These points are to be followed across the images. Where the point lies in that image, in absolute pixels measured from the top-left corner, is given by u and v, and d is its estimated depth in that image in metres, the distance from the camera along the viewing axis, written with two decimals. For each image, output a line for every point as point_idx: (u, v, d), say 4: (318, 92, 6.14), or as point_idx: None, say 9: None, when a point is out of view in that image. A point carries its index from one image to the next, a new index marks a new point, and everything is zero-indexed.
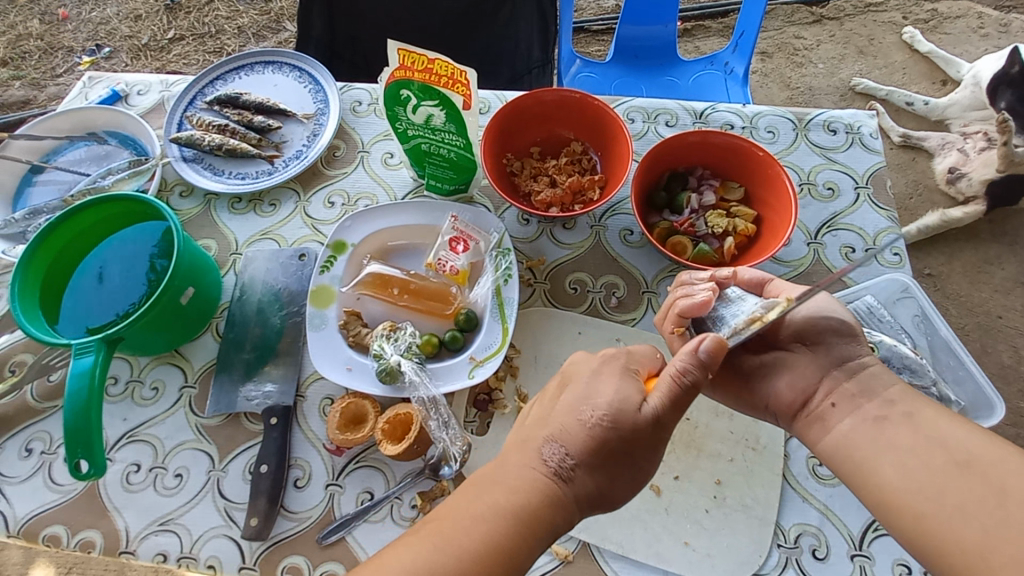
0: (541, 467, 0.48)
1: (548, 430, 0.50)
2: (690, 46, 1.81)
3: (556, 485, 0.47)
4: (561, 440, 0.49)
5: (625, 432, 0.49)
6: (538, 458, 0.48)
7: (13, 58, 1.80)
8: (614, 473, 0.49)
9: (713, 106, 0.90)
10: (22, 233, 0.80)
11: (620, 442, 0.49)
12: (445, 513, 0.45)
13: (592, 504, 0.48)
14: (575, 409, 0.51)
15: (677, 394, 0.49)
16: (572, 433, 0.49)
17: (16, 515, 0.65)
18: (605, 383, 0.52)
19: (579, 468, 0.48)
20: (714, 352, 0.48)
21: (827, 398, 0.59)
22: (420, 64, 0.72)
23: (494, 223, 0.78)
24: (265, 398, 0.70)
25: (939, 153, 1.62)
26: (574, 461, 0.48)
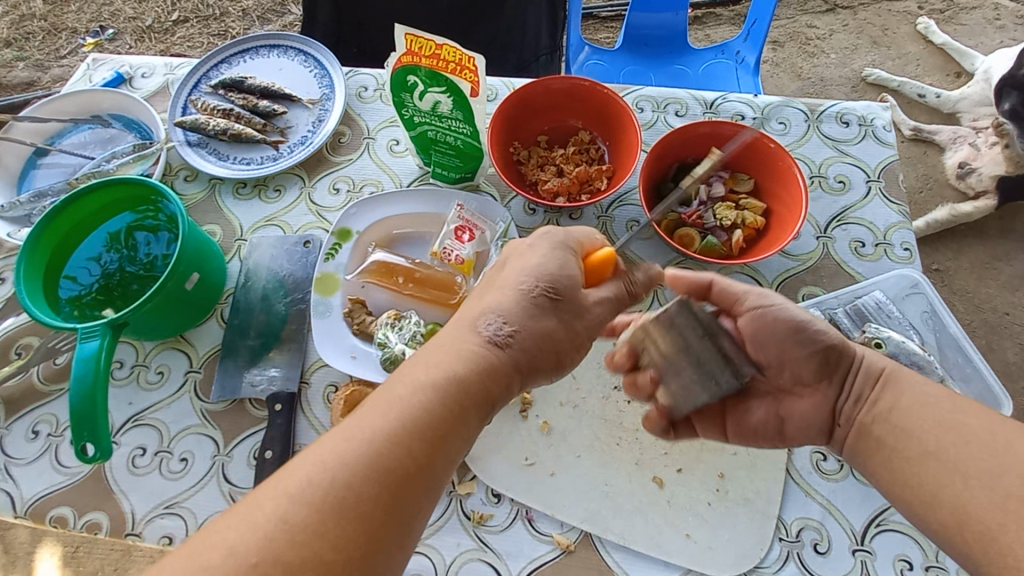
0: (479, 339, 0.49)
1: (481, 305, 0.51)
2: (700, 34, 1.78)
3: (492, 350, 0.49)
4: (497, 311, 0.50)
5: (566, 295, 0.52)
6: (477, 332, 0.50)
7: (17, 39, 1.79)
8: (551, 333, 0.51)
9: (725, 96, 0.89)
10: (27, 215, 0.80)
11: (558, 303, 0.52)
12: (400, 385, 0.45)
13: (535, 361, 0.51)
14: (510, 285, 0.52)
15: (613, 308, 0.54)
16: (512, 304, 0.50)
17: (24, 496, 0.66)
18: (540, 254, 0.53)
19: (520, 331, 0.50)
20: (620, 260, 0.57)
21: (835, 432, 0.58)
22: (428, 49, 0.71)
23: (500, 212, 0.77)
24: (269, 384, 0.70)
25: (950, 147, 1.59)
26: (516, 329, 0.50)
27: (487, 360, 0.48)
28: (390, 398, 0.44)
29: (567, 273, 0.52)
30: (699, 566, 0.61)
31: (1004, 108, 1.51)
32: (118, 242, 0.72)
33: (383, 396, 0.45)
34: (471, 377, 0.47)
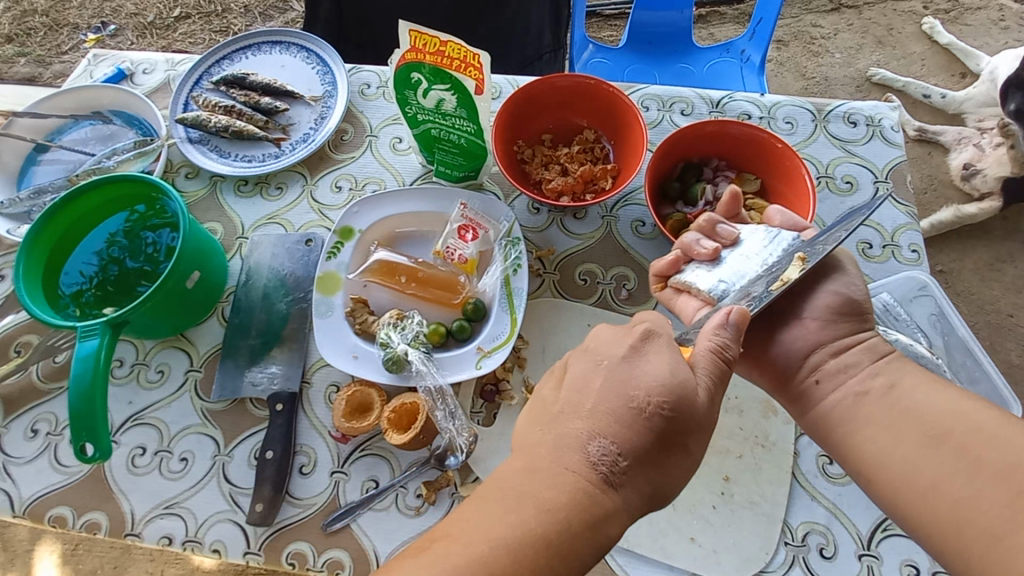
0: (587, 469, 0.42)
1: (590, 421, 0.45)
2: (705, 32, 1.77)
3: (603, 490, 0.42)
4: (606, 433, 0.44)
5: (683, 418, 0.45)
6: (583, 457, 0.43)
7: (19, 34, 1.78)
8: (667, 468, 0.45)
9: (731, 95, 0.88)
10: (27, 212, 0.80)
11: (676, 431, 0.45)
12: (488, 510, 0.40)
13: (647, 503, 0.44)
14: (616, 388, 0.46)
15: (712, 368, 0.48)
16: (623, 425, 0.44)
17: (22, 495, 0.66)
18: (654, 360, 0.47)
19: (631, 467, 0.43)
20: (741, 323, 0.50)
21: (814, 374, 0.60)
22: (432, 46, 0.70)
23: (503, 211, 0.76)
24: (270, 382, 0.69)
25: (954, 148, 1.58)
26: (626, 462, 0.43)
27: (596, 504, 0.41)
28: (479, 529, 0.39)
29: (683, 385, 0.45)
30: (702, 570, 0.61)
31: (1010, 108, 1.50)
32: (118, 239, 0.72)
33: (473, 526, 0.39)
34: (576, 519, 0.40)
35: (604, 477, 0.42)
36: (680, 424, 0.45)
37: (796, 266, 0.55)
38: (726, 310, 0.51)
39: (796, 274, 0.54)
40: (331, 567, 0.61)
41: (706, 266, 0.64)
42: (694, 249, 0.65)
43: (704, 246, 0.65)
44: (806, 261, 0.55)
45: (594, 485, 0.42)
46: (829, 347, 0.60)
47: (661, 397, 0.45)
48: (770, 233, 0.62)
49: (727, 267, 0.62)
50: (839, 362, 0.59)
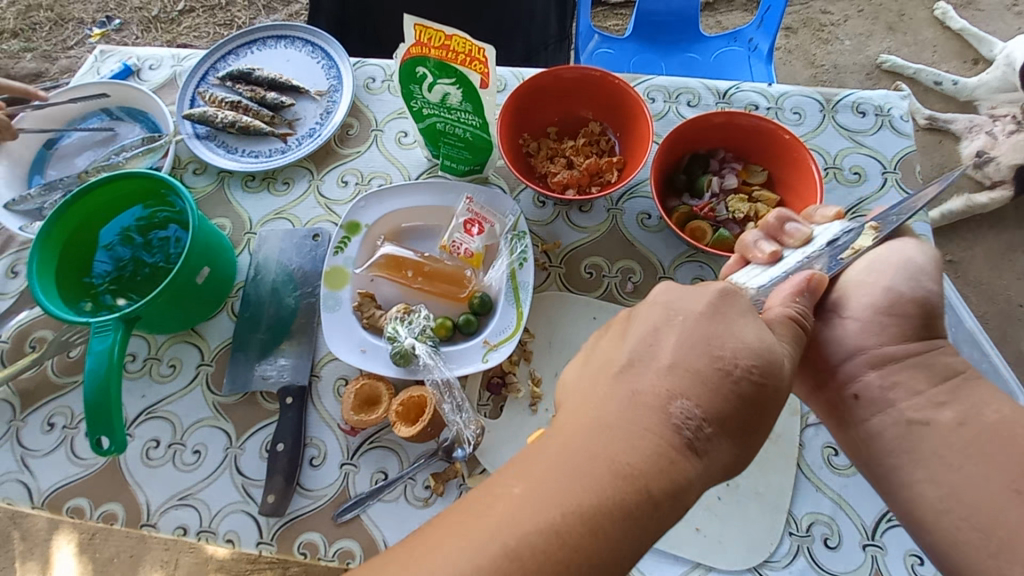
0: (672, 431, 0.40)
1: (668, 380, 0.43)
2: (711, 20, 1.75)
3: (685, 455, 0.40)
4: (689, 394, 0.42)
5: (771, 385, 0.43)
6: (665, 418, 0.41)
7: (23, 30, 1.78)
8: (749, 441, 0.43)
9: (738, 85, 0.87)
10: (38, 209, 0.81)
11: (762, 399, 0.43)
12: None
13: None
14: (699, 347, 0.44)
15: (792, 328, 0.48)
16: (710, 387, 0.42)
17: (41, 487, 0.67)
18: (740, 325, 0.45)
19: (716, 434, 0.41)
20: (818, 288, 0.53)
21: (878, 369, 0.59)
22: (437, 40, 0.70)
23: (509, 205, 0.76)
24: (280, 375, 0.70)
25: (966, 136, 1.55)
26: (711, 428, 0.41)
27: (679, 472, 0.39)
28: None
29: (771, 353, 0.44)
30: (707, 559, 0.61)
31: None
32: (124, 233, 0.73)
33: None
34: (657, 487, 0.38)
35: (688, 440, 0.40)
36: (768, 391, 0.43)
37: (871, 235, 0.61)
38: (807, 273, 0.54)
39: (869, 243, 0.60)
40: (342, 556, 0.62)
41: (763, 267, 0.62)
42: (753, 250, 0.64)
43: (763, 248, 0.63)
44: (855, 254, 0.60)
45: (676, 447, 0.40)
46: (896, 336, 0.59)
47: (751, 359, 0.43)
48: (841, 228, 0.62)
49: (788, 265, 0.61)
50: (884, 374, 0.59)
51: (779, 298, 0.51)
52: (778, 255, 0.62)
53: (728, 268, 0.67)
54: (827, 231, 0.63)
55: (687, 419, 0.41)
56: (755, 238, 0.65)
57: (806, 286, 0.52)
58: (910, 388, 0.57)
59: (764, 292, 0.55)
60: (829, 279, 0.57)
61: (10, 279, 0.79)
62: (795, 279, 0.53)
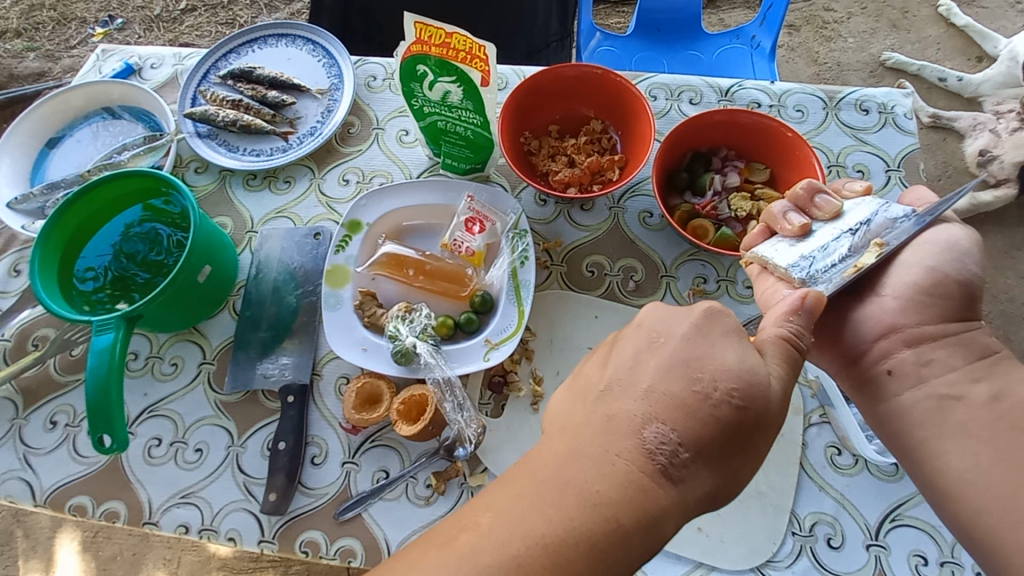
0: (645, 459, 0.40)
1: (645, 405, 0.43)
2: (714, 18, 1.74)
3: (660, 483, 0.40)
4: (665, 419, 0.42)
5: (755, 411, 0.43)
6: (638, 444, 0.41)
7: (26, 29, 1.78)
8: (733, 469, 0.43)
9: (740, 83, 0.87)
10: (40, 208, 0.81)
11: (745, 425, 0.42)
12: (503, 490, 0.40)
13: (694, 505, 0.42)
14: (678, 370, 0.44)
15: (781, 349, 0.47)
16: (686, 414, 0.42)
17: (43, 485, 0.67)
18: (721, 346, 0.45)
19: (694, 460, 0.41)
20: (815, 309, 0.50)
21: (884, 363, 0.60)
22: (437, 38, 0.70)
23: (511, 203, 0.76)
24: (281, 374, 0.70)
25: (970, 134, 1.54)
26: (687, 454, 0.41)
27: (650, 501, 0.39)
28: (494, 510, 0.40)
29: (754, 375, 0.44)
30: (708, 558, 0.61)
31: None
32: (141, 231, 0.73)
33: (495, 506, 0.39)
34: (626, 516, 0.38)
35: (663, 468, 0.41)
36: (753, 419, 0.43)
37: (875, 253, 0.57)
38: (800, 293, 0.51)
39: (871, 262, 0.56)
40: (343, 555, 0.62)
41: (791, 241, 0.63)
42: (781, 222, 0.64)
43: (792, 220, 0.63)
44: (881, 248, 0.57)
45: (651, 474, 0.40)
46: (905, 336, 0.59)
47: (732, 382, 0.43)
48: (876, 205, 0.61)
49: (816, 241, 0.61)
50: (916, 354, 0.59)
51: (771, 318, 0.50)
52: (807, 229, 0.62)
53: (753, 238, 0.67)
54: (859, 205, 0.62)
55: (663, 449, 0.41)
56: (783, 208, 0.65)
57: (800, 305, 0.50)
58: (927, 374, 0.58)
59: (810, 271, 0.58)
60: (852, 268, 0.57)
61: (12, 278, 0.79)
62: (787, 299, 0.51)
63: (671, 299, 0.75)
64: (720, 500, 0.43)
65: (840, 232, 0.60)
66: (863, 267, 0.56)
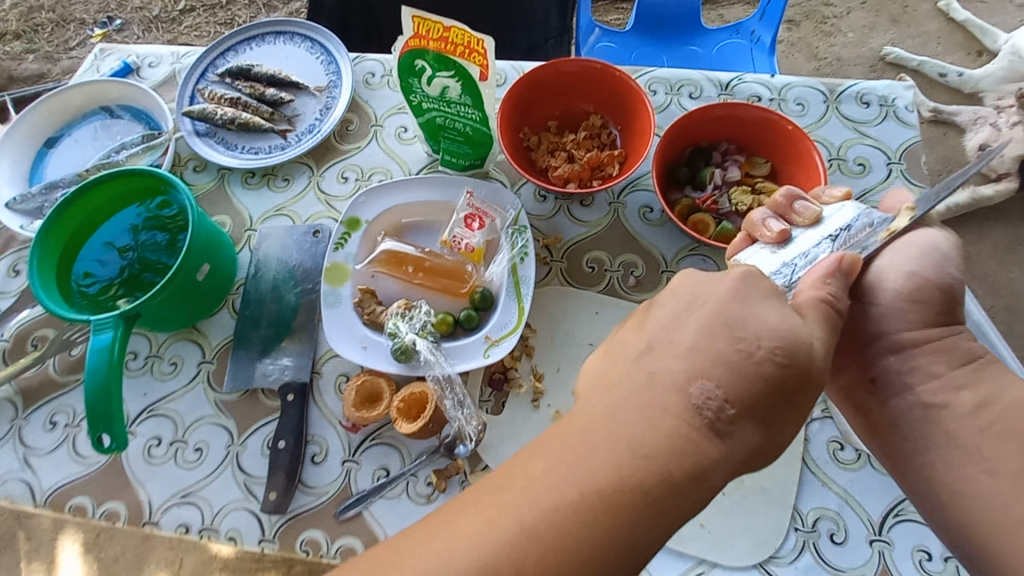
0: (690, 414, 0.39)
1: (688, 361, 0.42)
2: (713, 14, 1.73)
3: (707, 437, 0.39)
4: (710, 374, 0.41)
5: (799, 368, 0.41)
6: (685, 400, 0.40)
7: (25, 31, 1.78)
8: (779, 424, 0.42)
9: (740, 77, 0.86)
10: (39, 208, 0.80)
11: (789, 381, 0.41)
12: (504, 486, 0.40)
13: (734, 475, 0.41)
14: (719, 330, 0.42)
15: (823, 311, 0.46)
16: (733, 369, 0.41)
17: (43, 486, 0.67)
18: (762, 306, 0.43)
19: (740, 416, 0.40)
20: (852, 267, 0.51)
21: (868, 372, 0.60)
22: (435, 33, 0.70)
23: (510, 199, 0.76)
24: (281, 373, 0.70)
25: (971, 129, 1.54)
26: (734, 410, 0.40)
27: (700, 453, 0.38)
28: None
29: (798, 333, 0.42)
30: (711, 555, 0.61)
31: None
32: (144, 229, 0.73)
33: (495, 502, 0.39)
34: (674, 472, 0.37)
35: (710, 421, 0.39)
36: (798, 375, 0.41)
37: (908, 216, 0.55)
38: (834, 256, 0.51)
39: (905, 225, 0.55)
40: (344, 553, 0.62)
41: (772, 246, 0.59)
42: (760, 230, 0.61)
43: (771, 228, 0.60)
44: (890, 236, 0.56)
45: (698, 428, 0.39)
46: (889, 343, 0.59)
47: (776, 340, 0.41)
48: (854, 211, 0.59)
49: (797, 247, 0.57)
50: (899, 361, 0.58)
51: (809, 282, 0.49)
52: (787, 235, 0.59)
53: (735, 246, 0.66)
54: (839, 211, 0.60)
55: (710, 402, 0.40)
56: (764, 216, 0.62)
57: (837, 268, 0.50)
58: (911, 383, 0.57)
59: (792, 278, 0.53)
60: (869, 249, 0.56)
61: (11, 278, 0.79)
62: (825, 262, 0.51)
63: None
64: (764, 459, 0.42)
65: (821, 238, 0.57)
66: (897, 230, 0.56)
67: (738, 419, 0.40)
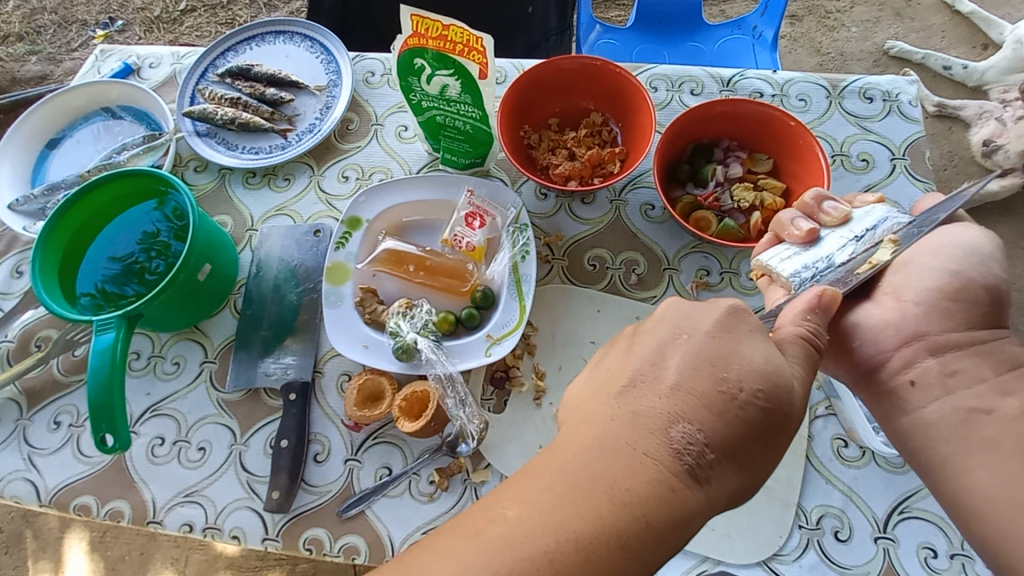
0: (672, 458, 0.39)
1: (671, 401, 0.41)
2: (715, 9, 1.72)
3: (687, 483, 0.38)
4: (692, 418, 0.40)
5: (779, 411, 0.42)
6: (666, 443, 0.39)
7: (27, 33, 1.79)
8: (757, 468, 0.42)
9: (742, 72, 0.86)
10: (41, 209, 0.81)
11: (770, 426, 0.42)
12: (506, 486, 0.40)
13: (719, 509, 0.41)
14: (703, 367, 0.42)
15: (801, 348, 0.46)
16: (715, 411, 0.41)
17: (48, 485, 0.67)
18: (748, 344, 0.43)
19: (719, 461, 0.40)
20: (830, 305, 0.50)
21: (906, 373, 0.58)
22: (434, 31, 0.70)
23: (511, 198, 0.76)
24: (284, 373, 0.70)
25: (976, 123, 1.52)
26: (713, 454, 0.40)
27: (680, 500, 0.38)
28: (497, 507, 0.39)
29: (780, 375, 0.43)
30: (714, 553, 0.61)
31: None
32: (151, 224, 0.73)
33: (497, 503, 0.39)
34: (655, 519, 0.37)
35: (690, 468, 0.39)
36: (777, 418, 0.42)
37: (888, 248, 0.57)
38: (816, 290, 0.51)
39: (886, 258, 0.56)
40: (347, 552, 0.62)
41: (798, 247, 0.61)
42: (788, 229, 0.63)
43: (800, 226, 0.62)
44: (896, 245, 0.57)
45: (677, 475, 0.38)
46: (930, 343, 0.58)
47: (756, 384, 0.42)
48: (883, 213, 0.60)
49: (824, 249, 0.59)
50: (941, 363, 0.57)
51: (790, 315, 0.49)
52: (816, 235, 0.61)
53: (762, 247, 0.66)
54: (869, 213, 0.60)
55: (689, 448, 0.39)
56: (792, 216, 0.63)
57: (817, 303, 0.49)
58: (953, 385, 0.56)
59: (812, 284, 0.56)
60: (866, 264, 0.57)
61: (15, 280, 0.79)
62: (805, 296, 0.50)
63: (674, 292, 0.75)
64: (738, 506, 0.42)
65: (846, 240, 0.59)
66: (877, 263, 0.57)
67: (717, 466, 0.40)
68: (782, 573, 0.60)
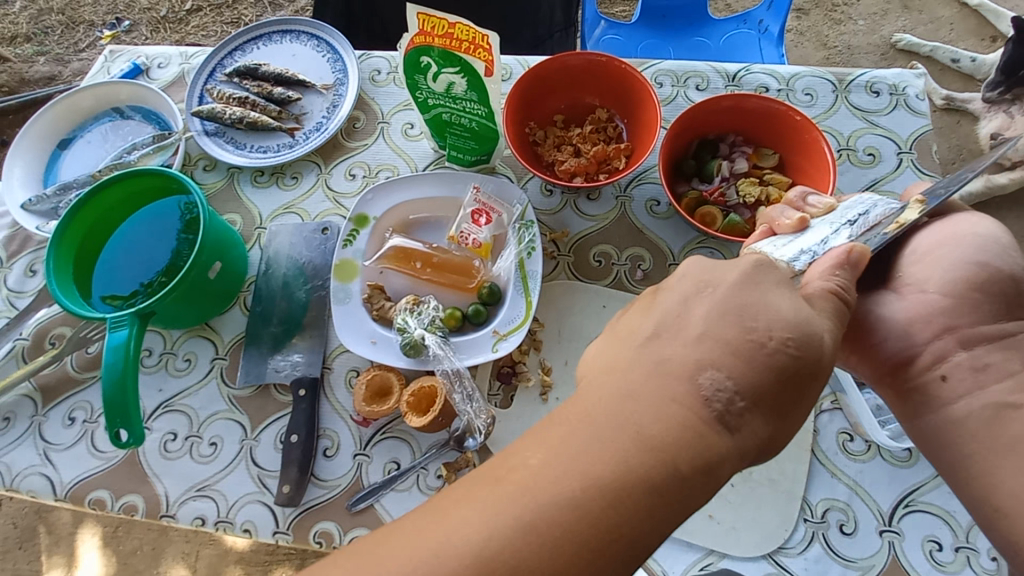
0: (697, 406, 0.37)
1: (697, 350, 0.40)
2: (720, 4, 1.71)
3: (716, 429, 0.37)
4: (720, 365, 0.39)
5: (810, 359, 0.40)
6: (693, 389, 0.38)
7: (35, 34, 1.80)
8: (789, 418, 0.40)
9: (748, 67, 0.86)
10: (53, 209, 0.82)
11: (800, 371, 0.40)
12: None
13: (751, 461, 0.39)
14: (730, 317, 0.41)
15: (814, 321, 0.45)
16: (743, 360, 0.39)
17: (64, 480, 0.69)
18: (774, 294, 0.42)
19: (750, 408, 0.38)
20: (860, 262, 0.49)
21: (938, 368, 0.56)
22: (440, 29, 0.70)
23: (516, 194, 0.76)
24: (293, 369, 0.71)
25: (985, 116, 1.51)
26: (745, 402, 0.38)
27: (710, 446, 0.36)
28: None
29: (808, 325, 0.41)
30: (721, 545, 0.61)
31: None
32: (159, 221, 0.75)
33: None
34: (684, 463, 0.36)
35: (719, 416, 0.38)
36: (807, 367, 0.40)
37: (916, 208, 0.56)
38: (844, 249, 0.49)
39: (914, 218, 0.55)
40: None
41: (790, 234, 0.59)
42: (779, 221, 0.62)
43: (790, 217, 0.61)
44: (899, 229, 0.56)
45: (708, 420, 0.37)
46: (962, 335, 0.56)
47: (786, 333, 0.40)
48: (863, 203, 0.59)
49: (813, 234, 0.57)
50: (972, 357, 0.55)
51: (817, 272, 0.47)
52: (805, 223, 0.60)
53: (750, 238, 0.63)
54: (854, 204, 0.60)
55: (719, 395, 0.38)
56: (781, 211, 0.64)
57: (847, 258, 0.48)
58: (985, 381, 0.54)
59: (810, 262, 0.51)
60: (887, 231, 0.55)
61: (28, 278, 0.81)
62: (832, 253, 0.49)
63: None
64: (769, 450, 0.40)
65: (838, 226, 0.56)
66: (906, 222, 0.55)
67: (750, 413, 0.38)
68: (789, 566, 0.60)
